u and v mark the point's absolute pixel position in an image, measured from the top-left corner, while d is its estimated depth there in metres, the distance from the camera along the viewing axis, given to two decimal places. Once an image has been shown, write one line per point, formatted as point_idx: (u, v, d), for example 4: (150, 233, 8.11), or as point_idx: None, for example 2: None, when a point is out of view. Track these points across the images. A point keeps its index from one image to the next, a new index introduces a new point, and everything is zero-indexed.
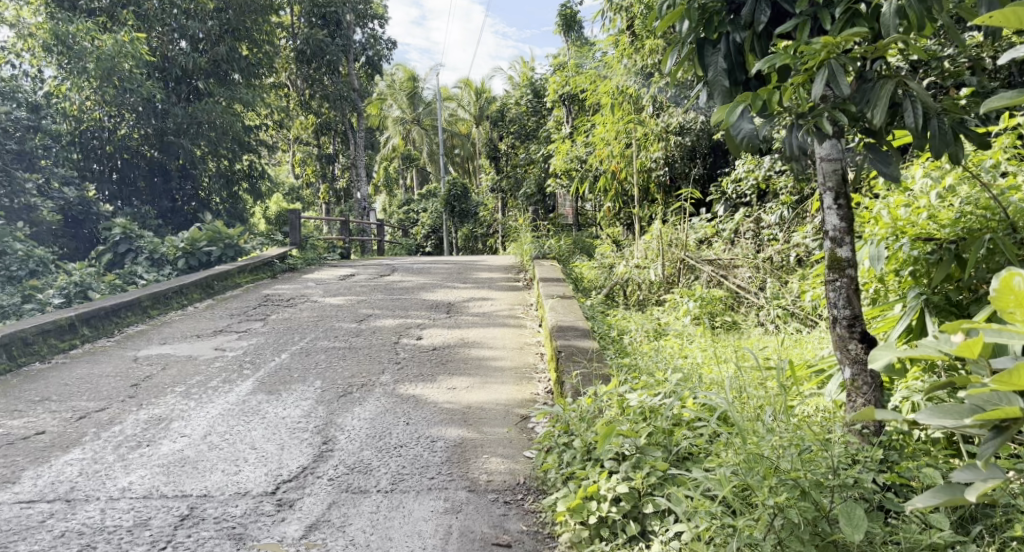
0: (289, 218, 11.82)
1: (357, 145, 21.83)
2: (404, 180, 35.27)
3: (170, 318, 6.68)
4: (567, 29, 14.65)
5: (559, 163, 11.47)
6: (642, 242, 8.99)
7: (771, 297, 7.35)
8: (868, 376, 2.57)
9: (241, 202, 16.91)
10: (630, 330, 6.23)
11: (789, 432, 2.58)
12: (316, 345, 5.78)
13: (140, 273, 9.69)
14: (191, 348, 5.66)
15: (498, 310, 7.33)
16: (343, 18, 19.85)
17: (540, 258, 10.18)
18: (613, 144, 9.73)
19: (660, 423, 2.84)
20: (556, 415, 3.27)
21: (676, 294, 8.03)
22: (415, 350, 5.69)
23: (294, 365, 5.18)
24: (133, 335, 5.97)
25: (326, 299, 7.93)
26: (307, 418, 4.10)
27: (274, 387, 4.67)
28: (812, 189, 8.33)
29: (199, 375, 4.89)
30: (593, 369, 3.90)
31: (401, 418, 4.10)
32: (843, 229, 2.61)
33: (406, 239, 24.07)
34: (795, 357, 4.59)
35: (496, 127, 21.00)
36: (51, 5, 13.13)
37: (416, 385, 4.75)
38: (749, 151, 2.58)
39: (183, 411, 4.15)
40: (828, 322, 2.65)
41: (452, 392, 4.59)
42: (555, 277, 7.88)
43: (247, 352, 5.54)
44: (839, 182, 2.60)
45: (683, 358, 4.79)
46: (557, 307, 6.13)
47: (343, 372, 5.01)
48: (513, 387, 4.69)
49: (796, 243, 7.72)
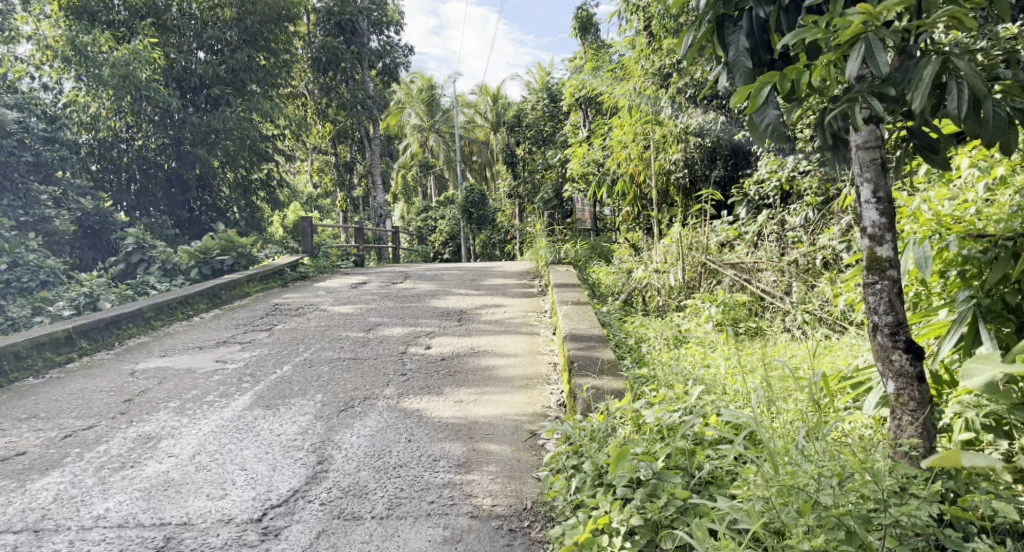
0: (302, 226, 11.67)
1: (373, 152, 21.73)
2: (421, 188, 35.21)
3: (174, 330, 6.50)
4: (583, 31, 14.42)
5: (575, 166, 11.22)
6: (661, 246, 8.69)
7: (797, 302, 7.07)
8: (915, 391, 2.26)
9: (259, 211, 16.85)
10: (649, 337, 5.96)
11: (826, 457, 2.28)
12: (320, 356, 5.57)
13: (151, 283, 9.54)
14: (192, 360, 5.47)
15: (512, 317, 7.10)
16: (359, 25, 19.75)
17: (556, 263, 9.92)
18: (630, 146, 9.48)
19: (678, 443, 2.55)
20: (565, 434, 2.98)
21: (697, 300, 7.73)
22: (423, 360, 5.45)
23: (295, 378, 4.95)
24: (134, 347, 5.79)
25: (335, 308, 7.72)
26: (303, 435, 3.88)
27: (271, 401, 4.45)
28: (837, 189, 8.07)
29: (195, 389, 4.68)
30: (606, 381, 3.62)
31: (403, 434, 3.85)
32: (884, 225, 2.32)
33: (423, 247, 23.90)
34: (827, 367, 4.30)
35: (513, 132, 20.84)
36: (70, 17, 13.15)
37: (422, 398, 4.51)
38: (776, 137, 2.34)
39: (174, 428, 3.94)
40: (868, 329, 2.35)
41: (459, 406, 4.34)
42: (571, 283, 7.64)
43: (249, 365, 5.33)
44: (879, 172, 2.31)
45: (705, 369, 4.50)
46: (571, 313, 5.87)
47: (345, 386, 4.77)
48: (524, 400, 4.43)
49: (823, 244, 7.45)
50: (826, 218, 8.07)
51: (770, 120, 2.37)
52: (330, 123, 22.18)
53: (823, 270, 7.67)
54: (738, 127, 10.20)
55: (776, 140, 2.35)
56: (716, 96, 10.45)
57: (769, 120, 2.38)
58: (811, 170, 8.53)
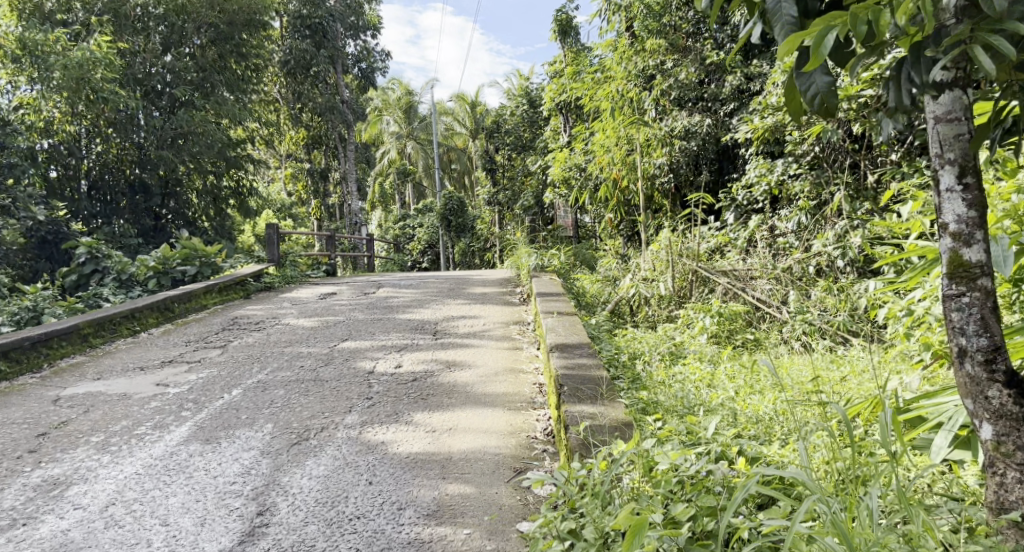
0: (268, 233, 11.01)
1: (348, 159, 21.09)
2: (399, 197, 34.59)
3: (116, 348, 5.85)
4: (564, 35, 13.93)
5: (556, 171, 10.67)
6: (649, 253, 8.17)
7: (795, 311, 6.63)
8: (1020, 438, 1.79)
9: (228, 219, 16.18)
10: (643, 353, 5.41)
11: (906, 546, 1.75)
12: (275, 378, 4.93)
13: (104, 295, 8.84)
14: (128, 383, 4.82)
15: (491, 330, 6.52)
16: (331, 27, 19.04)
17: (539, 270, 9.35)
18: (612, 151, 8.77)
19: (705, 504, 2.01)
20: (559, 488, 2.41)
21: (690, 310, 7.18)
22: (391, 382, 4.81)
23: (243, 405, 4.33)
24: (65, 370, 5.14)
25: (298, 321, 7.07)
26: (244, 477, 3.29)
27: (212, 434, 3.84)
28: (832, 192, 7.63)
29: (125, 420, 4.04)
30: (602, 415, 3.05)
31: (362, 475, 3.29)
32: (973, 220, 1.82)
33: (401, 255, 23.25)
34: (859, 394, 3.76)
35: (491, 139, 20.28)
36: (23, 15, 12.38)
37: (388, 428, 3.92)
38: (827, 106, 1.86)
39: (88, 470, 3.31)
40: (952, 356, 1.87)
41: (431, 437, 3.76)
42: (555, 292, 7.07)
43: (193, 389, 4.69)
44: (967, 150, 1.81)
45: (714, 391, 3.97)
46: (557, 326, 5.26)
47: (300, 413, 4.17)
48: (507, 428, 3.86)
49: (818, 251, 7.15)
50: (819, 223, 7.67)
51: (819, 86, 1.88)
52: (304, 129, 21.50)
53: (819, 278, 7.26)
54: (724, 129, 9.71)
55: (827, 111, 1.86)
56: (701, 98, 9.95)
57: (815, 86, 1.89)
58: (803, 173, 8.08)
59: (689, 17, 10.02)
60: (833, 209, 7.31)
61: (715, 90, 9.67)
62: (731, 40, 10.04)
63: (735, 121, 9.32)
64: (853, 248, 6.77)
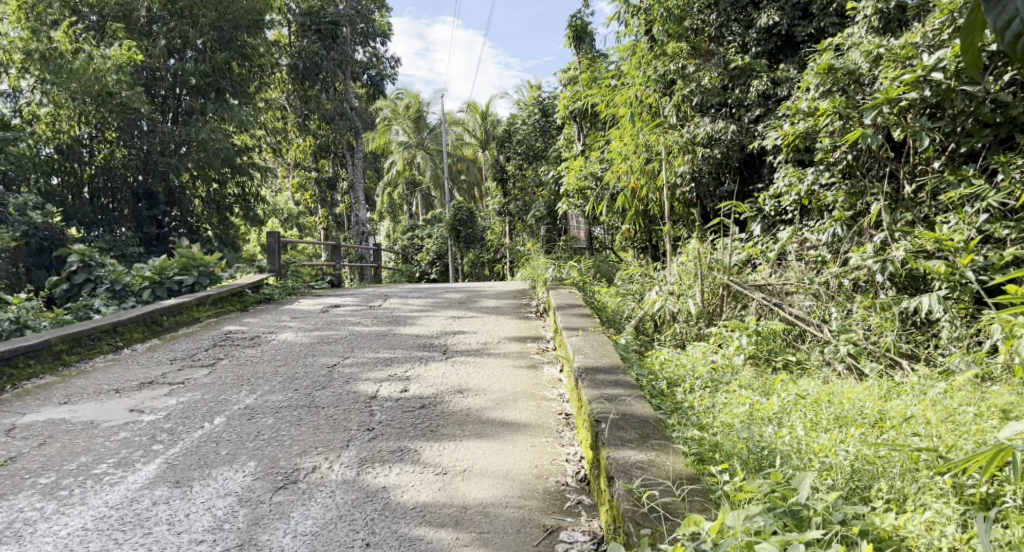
0: (269, 242, 10.46)
1: (356, 169, 20.58)
2: (408, 209, 33.98)
3: (94, 367, 5.29)
4: (578, 41, 13.24)
5: (571, 180, 10.08)
6: (676, 264, 7.56)
7: (838, 330, 6.03)
8: None
9: (232, 227, 15.67)
10: (681, 380, 4.77)
11: None
12: (264, 404, 4.33)
13: (95, 307, 8.27)
14: (98, 409, 4.25)
15: (506, 346, 5.92)
16: (341, 32, 18.56)
17: (555, 282, 8.72)
18: (630, 158, 8.14)
19: None
20: None
21: (723, 328, 6.55)
22: (396, 409, 4.20)
23: (226, 436, 3.75)
24: (30, 393, 4.59)
25: (296, 337, 6.47)
26: (214, 534, 2.76)
27: (184, 474, 3.26)
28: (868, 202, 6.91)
29: (83, 456, 3.47)
30: (660, 475, 2.48)
31: (357, 536, 2.75)
32: None
33: (407, 266, 22.64)
34: (961, 448, 3.06)
35: (502, 148, 19.70)
36: None
37: (391, 468, 3.34)
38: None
39: (26, 525, 2.83)
40: None
41: (441, 482, 3.19)
42: (574, 306, 6.50)
43: (171, 416, 4.11)
44: None
45: (778, 430, 3.36)
46: (583, 347, 4.60)
47: (291, 447, 3.59)
48: (531, 471, 3.28)
49: (855, 265, 6.24)
50: (857, 235, 6.78)
51: None
52: (311, 137, 20.98)
53: (859, 292, 6.46)
54: (750, 137, 8.94)
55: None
56: (724, 104, 9.33)
57: None
58: (835, 183, 7.26)
59: (710, 20, 9.59)
60: (871, 221, 6.53)
61: (739, 95, 9.02)
62: (758, 42, 9.48)
63: (761, 127, 8.57)
64: (894, 262, 5.88)
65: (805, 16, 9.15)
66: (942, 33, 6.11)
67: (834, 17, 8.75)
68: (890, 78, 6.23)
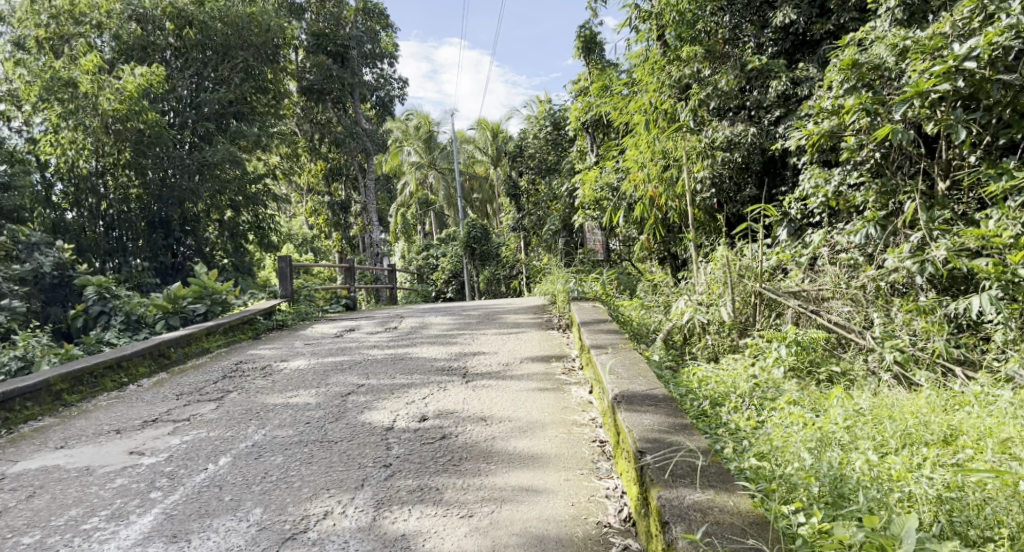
0: (280, 266, 10.14)
1: (368, 191, 20.32)
2: (422, 229, 33.71)
3: (96, 406, 4.99)
4: (588, 52, 12.92)
5: (587, 191, 9.66)
6: (703, 273, 7.13)
7: (881, 336, 5.54)
8: None
9: (245, 253, 15.43)
10: (722, 400, 4.36)
11: None
12: (272, 441, 4.00)
13: (107, 340, 8.00)
14: (95, 452, 3.95)
15: (529, 368, 5.54)
16: (349, 54, 18.38)
17: (577, 297, 8.31)
18: (647, 166, 7.73)
19: None
20: None
21: (759, 339, 6.10)
22: (415, 441, 3.85)
23: (230, 478, 3.43)
24: (26, 437, 4.30)
25: (307, 365, 6.14)
26: None
27: (182, 526, 2.95)
28: (900, 200, 6.40)
29: (74, 508, 3.16)
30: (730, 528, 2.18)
31: None
32: None
33: (423, 286, 22.29)
34: None
35: (514, 162, 19.36)
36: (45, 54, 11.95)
37: (411, 511, 3.00)
38: None
39: None
40: None
41: (467, 527, 2.85)
42: (598, 321, 6.11)
43: (172, 458, 3.79)
44: None
45: (843, 455, 2.98)
46: (616, 367, 4.22)
47: (299, 489, 3.26)
48: (567, 512, 2.94)
49: (892, 266, 5.79)
50: (891, 237, 6.31)
51: None
52: (322, 161, 20.76)
53: (899, 295, 6.00)
54: (771, 139, 8.45)
55: None
56: (742, 106, 8.80)
57: None
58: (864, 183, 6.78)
59: (723, 23, 9.11)
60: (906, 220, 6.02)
61: (757, 97, 8.51)
62: (774, 42, 8.93)
63: (782, 129, 8.11)
64: (933, 263, 5.43)
65: (823, 13, 8.48)
66: (972, 21, 5.70)
67: (853, 11, 8.09)
68: (919, 70, 5.75)
